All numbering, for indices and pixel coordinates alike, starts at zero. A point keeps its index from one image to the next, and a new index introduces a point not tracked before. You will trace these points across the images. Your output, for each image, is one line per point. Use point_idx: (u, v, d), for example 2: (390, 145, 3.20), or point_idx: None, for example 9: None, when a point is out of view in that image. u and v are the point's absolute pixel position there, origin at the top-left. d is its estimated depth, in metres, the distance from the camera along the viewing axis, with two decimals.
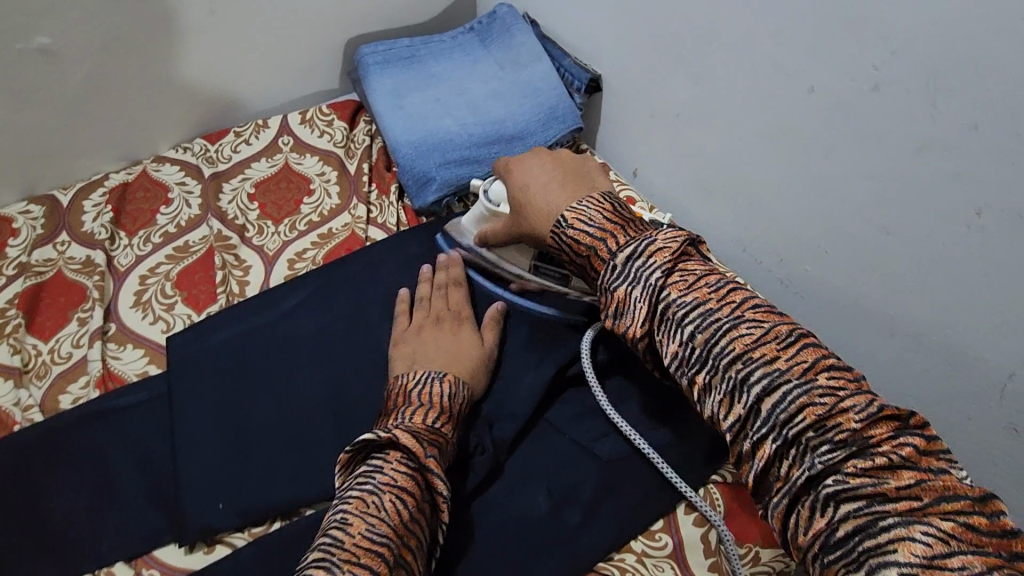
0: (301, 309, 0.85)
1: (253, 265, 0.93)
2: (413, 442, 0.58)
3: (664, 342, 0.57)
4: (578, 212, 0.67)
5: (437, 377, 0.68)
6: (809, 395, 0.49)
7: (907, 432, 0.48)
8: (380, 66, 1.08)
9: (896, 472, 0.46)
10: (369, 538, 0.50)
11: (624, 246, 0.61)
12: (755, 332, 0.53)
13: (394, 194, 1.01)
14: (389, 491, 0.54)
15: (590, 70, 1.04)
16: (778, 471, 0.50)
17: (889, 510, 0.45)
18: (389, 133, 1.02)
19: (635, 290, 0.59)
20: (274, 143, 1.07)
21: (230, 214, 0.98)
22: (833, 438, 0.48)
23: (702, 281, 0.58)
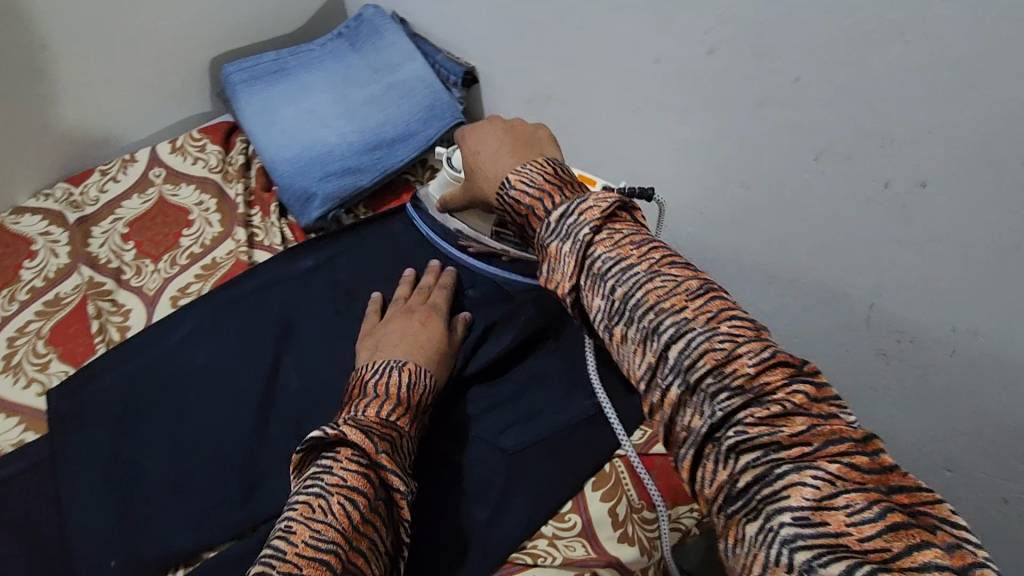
0: (186, 346, 0.81)
1: (133, 309, 0.88)
2: (362, 439, 0.55)
3: (588, 296, 0.52)
4: (521, 174, 0.59)
5: (396, 367, 0.66)
6: (711, 340, 0.45)
7: (803, 378, 0.44)
8: (247, 84, 1.05)
9: (790, 419, 0.42)
10: (309, 550, 0.47)
11: (558, 206, 0.55)
12: (668, 285, 0.48)
13: (275, 214, 0.97)
14: (338, 495, 0.51)
15: (463, 63, 1.03)
16: (681, 419, 0.45)
17: (783, 456, 0.40)
18: (264, 153, 0.99)
19: (564, 245, 0.53)
20: (144, 177, 1.02)
21: (102, 259, 0.93)
22: (731, 385, 0.44)
23: (619, 237, 0.52)
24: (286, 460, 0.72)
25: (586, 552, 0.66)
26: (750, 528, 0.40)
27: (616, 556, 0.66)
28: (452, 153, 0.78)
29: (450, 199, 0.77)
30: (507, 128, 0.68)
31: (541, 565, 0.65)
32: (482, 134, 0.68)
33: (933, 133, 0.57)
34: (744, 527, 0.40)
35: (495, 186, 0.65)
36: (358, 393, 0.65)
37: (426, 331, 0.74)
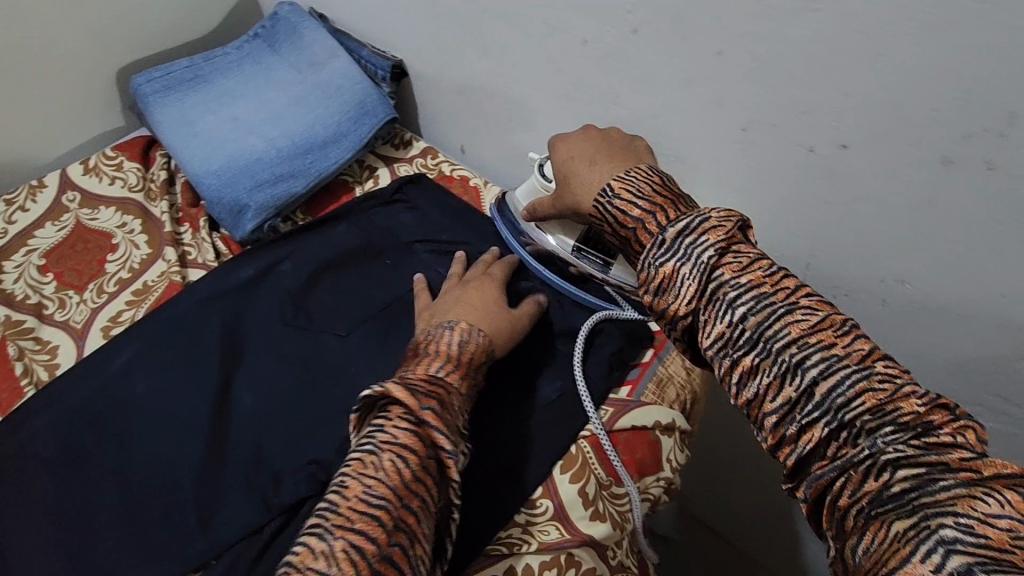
0: (117, 379, 0.76)
1: (60, 344, 0.82)
2: (406, 398, 0.57)
3: (709, 323, 0.49)
4: (626, 183, 0.59)
5: (453, 327, 0.68)
6: (869, 378, 0.44)
7: (963, 417, 0.43)
8: (161, 94, 0.99)
9: (959, 450, 0.41)
10: (360, 506, 0.50)
11: (675, 221, 0.52)
12: (812, 318, 0.46)
13: (205, 229, 0.92)
14: (388, 450, 0.53)
15: (390, 57, 1.00)
16: (823, 448, 0.44)
17: (950, 478, 0.40)
18: (187, 166, 0.94)
19: (682, 267, 0.50)
20: (57, 204, 0.95)
21: (20, 295, 0.86)
22: (893, 422, 0.42)
23: (748, 261, 0.49)
24: (246, 484, 0.69)
25: (560, 535, 0.67)
26: (899, 526, 0.39)
27: (589, 534, 0.67)
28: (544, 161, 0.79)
29: (538, 206, 0.77)
30: (599, 135, 0.70)
31: (518, 554, 0.65)
32: (573, 142, 0.70)
33: (849, 95, 0.60)
34: (892, 525, 0.39)
35: (591, 192, 0.65)
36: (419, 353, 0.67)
37: (482, 294, 0.74)
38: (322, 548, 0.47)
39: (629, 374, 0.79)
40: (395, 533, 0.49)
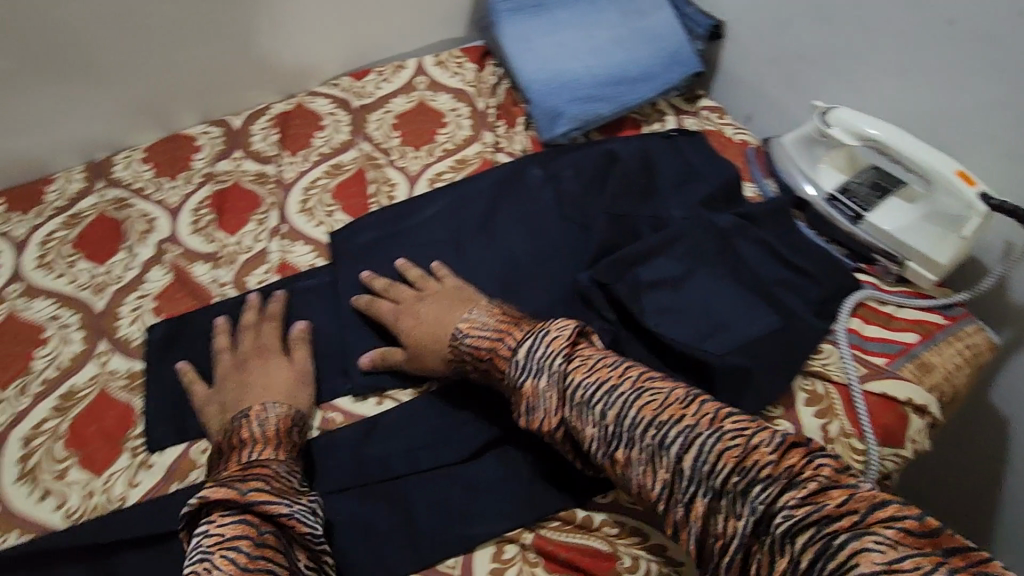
0: (441, 218, 0.97)
1: (400, 183, 1.06)
2: (224, 493, 0.62)
3: (579, 423, 0.62)
4: (472, 323, 0.75)
5: (245, 415, 0.73)
6: (722, 440, 0.54)
7: (819, 455, 0.52)
8: (512, 12, 1.13)
9: (829, 493, 0.49)
10: (263, 564, 0.57)
11: (519, 342, 0.68)
12: (658, 399, 0.59)
13: (521, 125, 1.11)
14: (219, 547, 0.58)
15: (713, 17, 1.09)
16: (717, 523, 0.53)
17: (836, 527, 0.47)
18: (520, 73, 1.08)
19: (540, 381, 0.65)
20: (411, 82, 1.19)
21: (378, 139, 1.12)
22: (758, 476, 0.52)
23: (609, 363, 0.64)
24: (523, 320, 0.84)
25: None
26: None
27: None
28: (828, 111, 0.86)
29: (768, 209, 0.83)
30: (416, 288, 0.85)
31: None
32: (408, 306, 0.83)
33: None
34: None
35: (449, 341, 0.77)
36: (236, 443, 0.71)
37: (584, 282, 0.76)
38: None
39: (889, 348, 0.78)
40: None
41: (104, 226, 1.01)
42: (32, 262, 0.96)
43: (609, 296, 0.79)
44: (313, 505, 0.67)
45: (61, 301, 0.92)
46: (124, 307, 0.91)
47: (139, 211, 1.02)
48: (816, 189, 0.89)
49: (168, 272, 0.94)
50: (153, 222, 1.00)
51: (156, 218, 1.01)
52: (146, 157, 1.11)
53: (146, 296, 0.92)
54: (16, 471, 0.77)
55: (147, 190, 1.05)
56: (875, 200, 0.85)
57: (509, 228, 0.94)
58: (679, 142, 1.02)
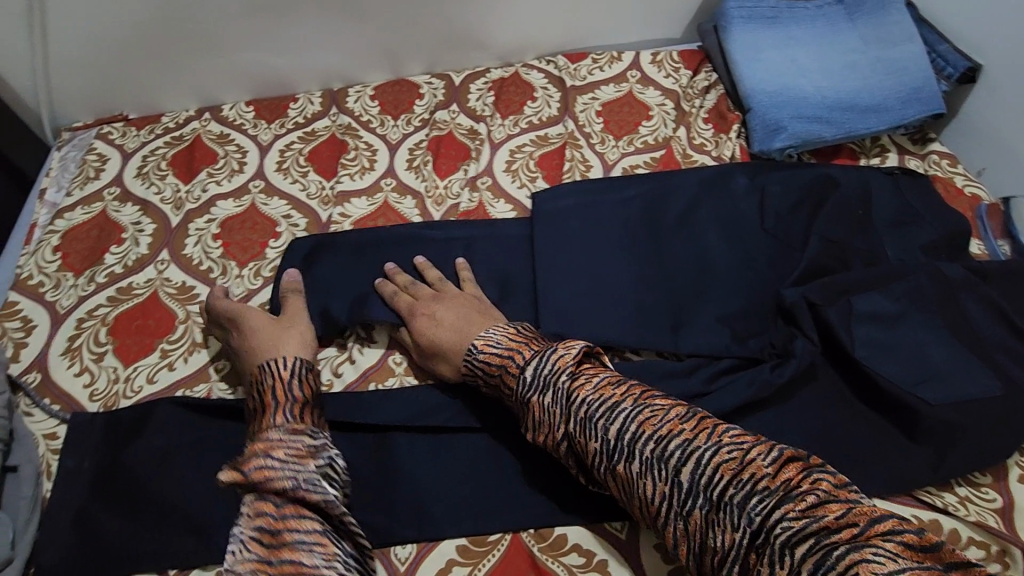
0: (646, 199, 0.94)
1: (595, 166, 1.09)
2: (236, 474, 0.62)
3: (585, 438, 0.64)
4: (487, 340, 0.75)
5: (277, 373, 0.74)
6: (719, 454, 0.58)
7: (816, 471, 0.55)
8: (744, 20, 1.13)
9: (826, 506, 0.51)
10: (287, 530, 0.59)
11: (530, 362, 0.70)
12: (657, 414, 0.63)
13: (734, 133, 1.10)
14: (250, 524, 0.60)
15: (970, 60, 1.03)
16: (715, 537, 0.56)
17: (834, 539, 0.49)
18: (743, 81, 1.08)
19: (546, 394, 0.67)
20: (623, 74, 1.22)
21: (583, 121, 1.15)
22: (751, 487, 0.55)
23: (594, 378, 0.67)
24: (714, 322, 0.84)
25: (998, 526, 0.69)
26: None
27: None
28: None
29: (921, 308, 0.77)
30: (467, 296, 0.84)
31: (949, 514, 0.69)
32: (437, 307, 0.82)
33: None
34: None
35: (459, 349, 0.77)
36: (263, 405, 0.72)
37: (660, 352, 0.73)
38: None
39: None
40: (278, 568, 0.57)
41: (333, 147, 1.12)
42: (272, 165, 1.09)
43: (816, 316, 0.79)
44: (330, 457, 0.67)
45: (292, 203, 1.03)
46: (339, 220, 1.00)
47: (364, 142, 1.13)
48: None
49: (373, 205, 1.02)
50: (375, 153, 1.10)
51: (377, 149, 1.11)
52: (374, 95, 1.21)
53: (359, 213, 1.01)
54: None
55: (372, 124, 1.16)
56: None
57: (703, 225, 0.92)
58: (907, 182, 0.97)
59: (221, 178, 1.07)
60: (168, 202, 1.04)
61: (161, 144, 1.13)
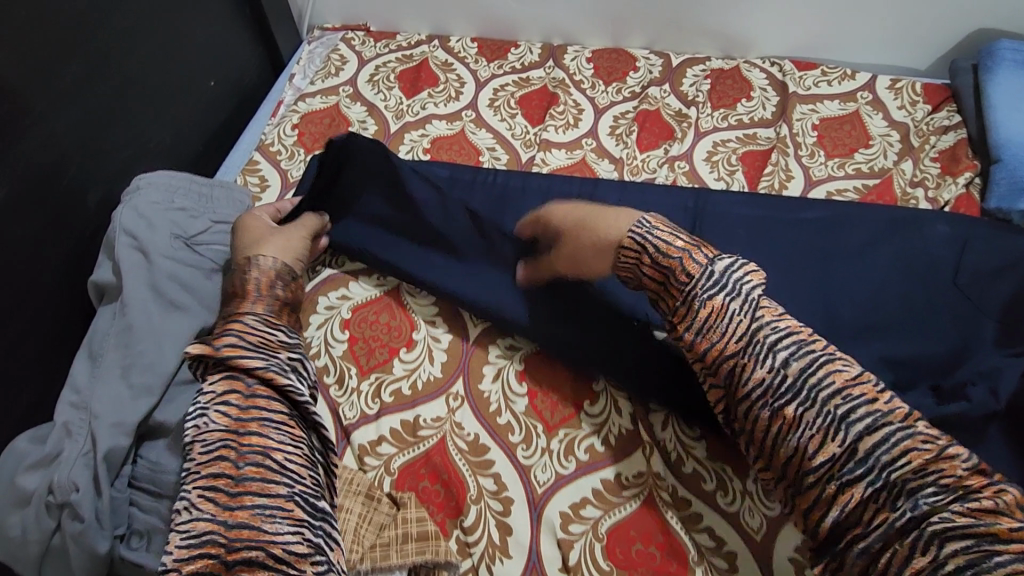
0: (839, 228, 0.92)
1: (796, 178, 1.03)
2: (223, 347, 0.65)
3: (755, 368, 0.60)
4: (657, 223, 0.68)
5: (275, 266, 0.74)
6: (912, 438, 0.54)
7: (1001, 484, 0.52)
8: (1016, 65, 1.04)
9: (997, 516, 0.50)
10: (253, 413, 0.61)
11: (717, 258, 0.64)
12: (847, 369, 0.58)
13: (963, 178, 0.99)
14: (213, 402, 0.62)
15: None
16: (862, 511, 0.54)
17: (1000, 547, 0.48)
18: (996, 128, 0.99)
19: (733, 300, 0.62)
20: (853, 94, 1.14)
21: (796, 129, 1.09)
22: (936, 482, 0.52)
23: (784, 313, 0.62)
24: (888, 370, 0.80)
25: None
26: None
27: None
28: None
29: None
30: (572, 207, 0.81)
31: None
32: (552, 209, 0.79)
33: None
34: None
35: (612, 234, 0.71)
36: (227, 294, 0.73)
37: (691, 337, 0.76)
38: (218, 501, 0.56)
39: None
40: (245, 453, 0.58)
41: (543, 97, 1.16)
42: (485, 100, 1.16)
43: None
44: (301, 354, 0.70)
45: (498, 139, 1.09)
46: (539, 164, 1.05)
47: (572, 99, 1.16)
48: None
49: (572, 158, 1.06)
50: (582, 112, 1.13)
51: (584, 110, 1.14)
52: (591, 57, 1.24)
53: (558, 163, 1.05)
54: None
55: (584, 84, 1.19)
56: None
57: (903, 274, 0.87)
58: None
59: (439, 101, 1.15)
60: (391, 110, 1.14)
61: (393, 58, 1.24)
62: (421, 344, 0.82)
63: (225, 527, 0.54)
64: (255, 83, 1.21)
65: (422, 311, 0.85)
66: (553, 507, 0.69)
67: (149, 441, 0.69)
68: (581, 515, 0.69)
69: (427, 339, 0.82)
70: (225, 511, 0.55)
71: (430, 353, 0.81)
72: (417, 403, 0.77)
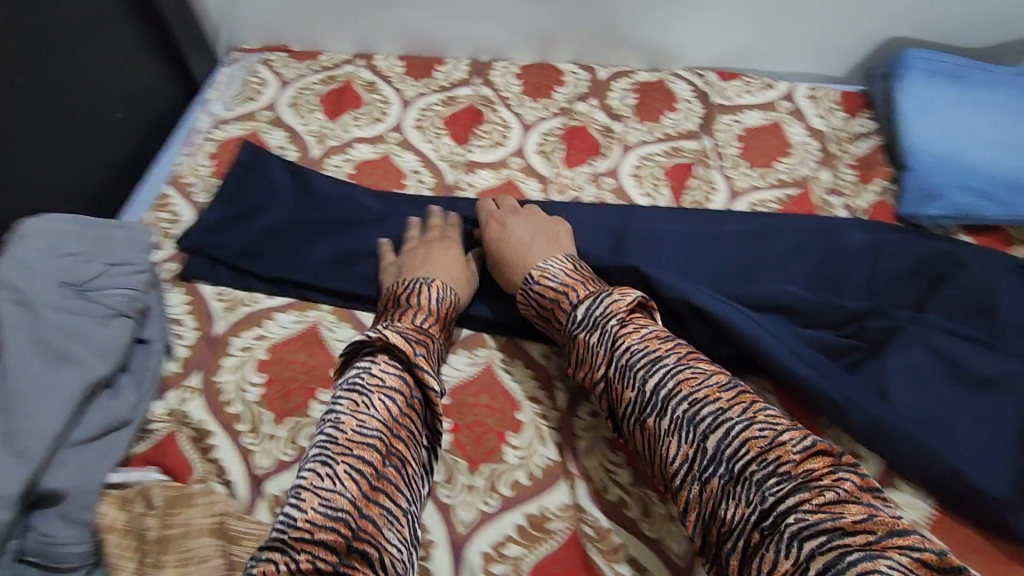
0: (759, 241, 0.93)
1: (720, 190, 1.03)
2: (399, 345, 0.70)
3: (630, 393, 0.65)
4: (544, 273, 0.78)
5: (426, 284, 0.79)
6: (750, 428, 0.57)
7: (844, 468, 0.54)
8: (925, 73, 1.06)
9: (844, 505, 0.51)
10: (406, 423, 0.66)
11: (581, 303, 0.72)
12: (698, 376, 0.62)
13: (876, 186, 1.02)
14: (382, 391, 0.66)
15: None
16: (727, 509, 0.55)
17: (849, 542, 0.48)
18: (907, 136, 1.01)
19: (590, 338, 0.70)
20: (774, 103, 1.16)
21: (720, 141, 1.10)
22: (778, 471, 0.54)
23: (645, 330, 0.68)
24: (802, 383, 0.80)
25: None
26: None
27: None
28: None
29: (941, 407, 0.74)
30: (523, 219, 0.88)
31: None
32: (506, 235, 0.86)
33: None
34: None
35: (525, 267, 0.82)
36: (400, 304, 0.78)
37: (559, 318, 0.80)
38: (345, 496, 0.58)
39: None
40: (384, 461, 0.62)
41: (470, 116, 1.15)
42: (411, 121, 1.14)
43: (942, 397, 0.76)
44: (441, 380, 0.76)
45: (424, 161, 1.07)
46: (464, 187, 1.03)
47: (500, 117, 1.14)
48: None
49: (499, 177, 1.05)
50: (510, 130, 1.12)
51: (512, 128, 1.13)
52: (519, 73, 1.23)
53: (484, 184, 1.04)
54: (377, 313, 0.87)
55: (511, 101, 1.18)
56: None
57: (821, 285, 0.89)
58: None
59: (363, 124, 1.12)
60: (313, 135, 1.10)
61: (316, 80, 1.20)
62: None
63: (358, 515, 0.57)
64: (165, 108, 1.15)
65: (346, 349, 0.82)
66: (474, 548, 0.67)
67: (39, 509, 0.65)
68: (502, 554, 0.67)
69: None
70: (364, 499, 0.58)
71: None
72: None
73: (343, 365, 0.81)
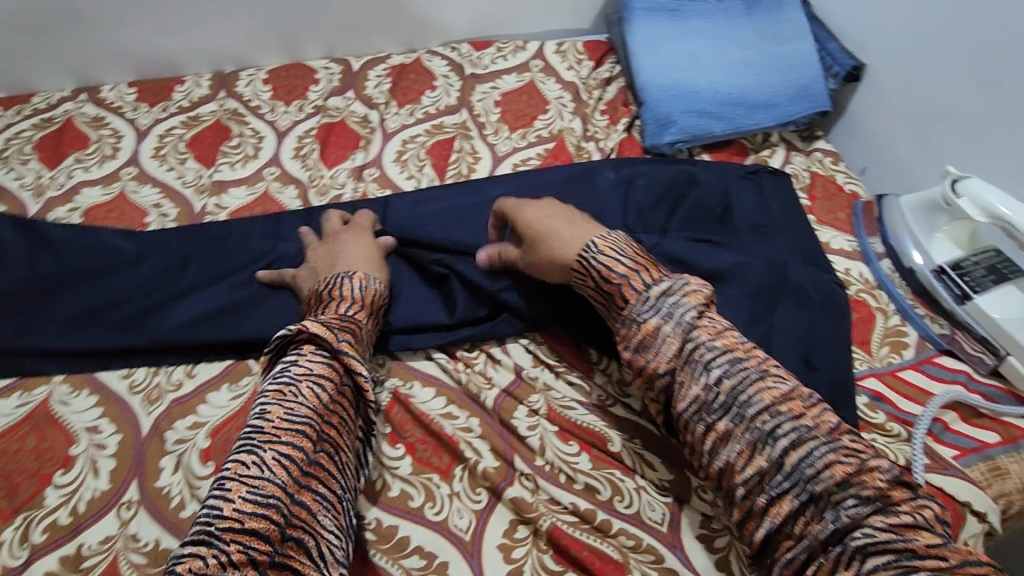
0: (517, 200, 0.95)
1: (484, 158, 1.04)
2: (324, 331, 0.65)
3: (687, 383, 0.59)
4: (609, 244, 0.68)
5: (348, 276, 0.74)
6: (835, 452, 0.53)
7: (923, 499, 0.52)
8: (646, 13, 1.11)
9: (917, 530, 0.49)
10: (338, 410, 0.62)
11: (658, 283, 0.64)
12: (779, 386, 0.57)
13: (622, 125, 1.09)
14: (308, 380, 0.62)
15: (855, 58, 1.05)
16: (790, 525, 0.52)
17: (919, 564, 0.46)
18: (639, 73, 1.08)
19: (665, 326, 0.61)
20: (526, 64, 1.18)
21: (479, 110, 1.11)
22: (859, 494, 0.51)
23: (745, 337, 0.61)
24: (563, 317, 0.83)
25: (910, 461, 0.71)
26: None
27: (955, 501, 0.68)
28: (962, 181, 0.81)
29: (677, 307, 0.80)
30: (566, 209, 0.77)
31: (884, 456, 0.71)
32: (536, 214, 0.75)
33: None
34: None
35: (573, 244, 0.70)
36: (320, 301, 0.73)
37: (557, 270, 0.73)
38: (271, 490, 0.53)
39: (963, 443, 0.73)
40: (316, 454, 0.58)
41: (216, 133, 1.06)
42: (149, 151, 1.03)
43: None
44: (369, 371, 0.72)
45: (166, 192, 0.97)
46: (213, 210, 0.95)
47: (250, 128, 1.07)
48: (924, 259, 0.86)
49: (253, 192, 0.98)
50: (261, 140, 1.05)
51: (264, 137, 1.06)
52: (267, 79, 1.16)
53: (237, 203, 0.97)
54: (120, 369, 0.78)
55: (261, 110, 1.10)
56: (987, 283, 0.80)
57: None
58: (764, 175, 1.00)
59: (90, 164, 1.01)
60: (29, 188, 0.97)
61: (28, 126, 1.06)
62: (81, 460, 0.70)
63: (289, 501, 0.53)
64: None
65: (84, 420, 0.73)
66: None
67: None
68: None
69: (87, 452, 0.71)
70: (295, 485, 0.54)
71: (93, 467, 0.70)
72: (81, 529, 0.66)
73: (80, 439, 0.72)
